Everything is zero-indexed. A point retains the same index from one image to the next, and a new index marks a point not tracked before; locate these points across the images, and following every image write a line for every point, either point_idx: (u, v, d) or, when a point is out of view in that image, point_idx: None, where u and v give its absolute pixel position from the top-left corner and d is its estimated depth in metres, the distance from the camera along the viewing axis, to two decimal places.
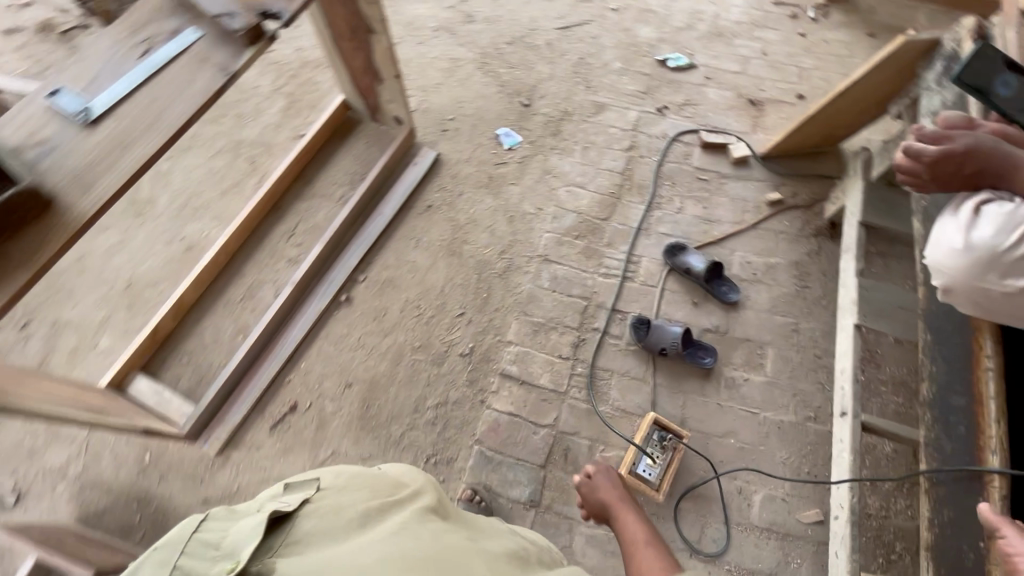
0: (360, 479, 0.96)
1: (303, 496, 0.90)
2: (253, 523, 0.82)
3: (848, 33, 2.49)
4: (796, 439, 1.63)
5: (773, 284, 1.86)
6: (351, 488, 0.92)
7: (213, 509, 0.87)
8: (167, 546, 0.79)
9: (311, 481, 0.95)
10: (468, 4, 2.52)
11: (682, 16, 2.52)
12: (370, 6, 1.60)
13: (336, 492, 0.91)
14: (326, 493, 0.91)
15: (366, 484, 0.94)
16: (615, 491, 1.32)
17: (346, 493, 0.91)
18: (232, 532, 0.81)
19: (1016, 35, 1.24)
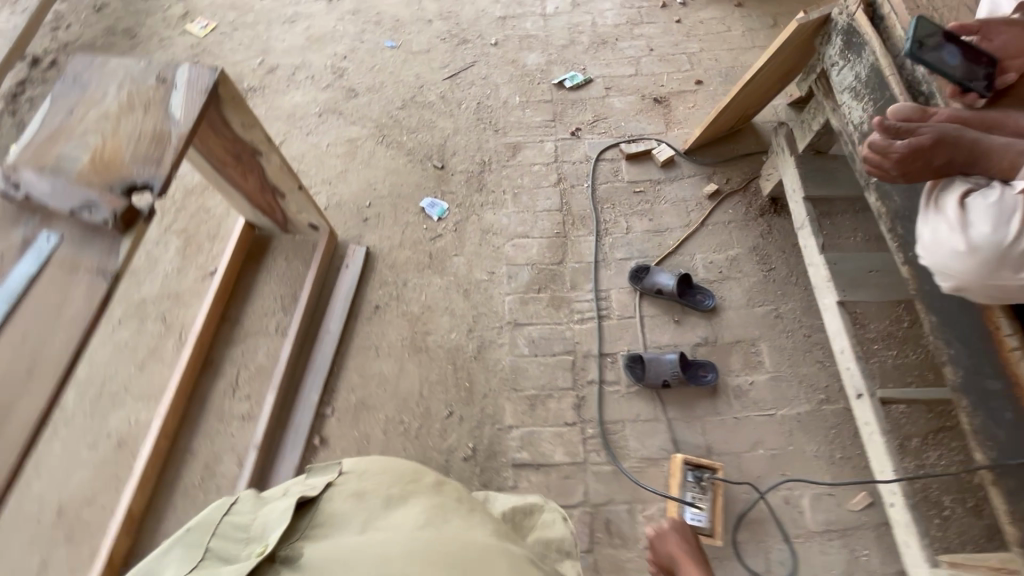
0: (382, 464, 0.97)
1: (327, 479, 0.93)
2: (279, 509, 0.87)
3: (719, 7, 2.55)
4: (819, 428, 1.60)
5: (741, 276, 1.85)
6: (373, 473, 0.94)
7: (243, 492, 0.93)
8: (199, 528, 0.85)
9: (334, 464, 0.97)
10: (346, 78, 2.37)
11: (562, 33, 2.49)
12: (248, 130, 1.42)
13: (357, 478, 0.93)
14: (347, 478, 0.93)
15: (388, 470, 0.95)
16: (684, 546, 1.22)
17: (369, 479, 0.93)
18: (260, 517, 0.87)
19: None
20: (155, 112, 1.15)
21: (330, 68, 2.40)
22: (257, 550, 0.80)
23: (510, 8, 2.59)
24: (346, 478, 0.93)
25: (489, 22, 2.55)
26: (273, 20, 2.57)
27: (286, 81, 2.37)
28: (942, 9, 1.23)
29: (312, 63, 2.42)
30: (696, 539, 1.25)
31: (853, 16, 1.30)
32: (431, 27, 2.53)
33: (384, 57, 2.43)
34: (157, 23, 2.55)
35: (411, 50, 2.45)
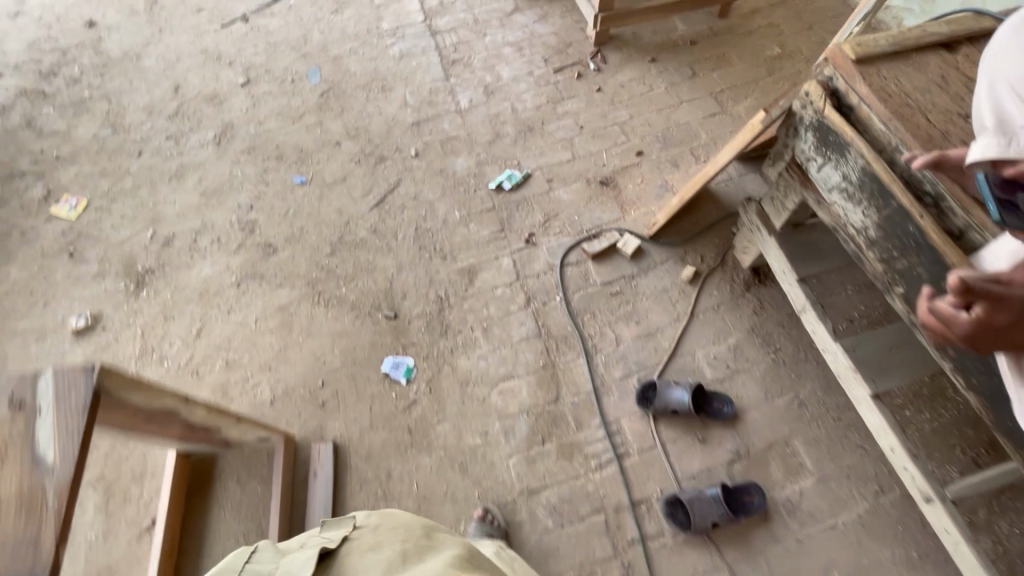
0: (394, 521, 1.03)
1: (344, 532, 0.99)
2: (303, 558, 0.91)
3: (634, 67, 2.47)
4: (886, 526, 1.45)
5: (750, 366, 1.70)
6: (387, 528, 1.00)
7: (262, 542, 0.96)
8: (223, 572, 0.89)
9: (349, 519, 1.04)
10: (259, 231, 2.07)
11: (484, 127, 2.31)
12: (171, 395, 1.12)
13: (372, 531, 0.99)
14: (363, 534, 0.98)
15: (404, 525, 1.02)
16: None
17: (384, 535, 0.98)
18: (286, 564, 0.90)
19: (866, 85, 1.15)
20: (14, 459, 0.82)
21: (238, 224, 2.10)
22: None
23: (422, 110, 2.39)
24: (361, 533, 0.99)
25: (404, 131, 2.34)
26: (157, 178, 2.23)
27: (189, 251, 2.04)
28: (913, 92, 1.14)
29: (215, 221, 2.11)
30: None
31: (821, 113, 1.19)
32: (341, 149, 2.29)
33: (298, 196, 2.16)
34: (14, 213, 2.15)
35: (326, 181, 2.20)
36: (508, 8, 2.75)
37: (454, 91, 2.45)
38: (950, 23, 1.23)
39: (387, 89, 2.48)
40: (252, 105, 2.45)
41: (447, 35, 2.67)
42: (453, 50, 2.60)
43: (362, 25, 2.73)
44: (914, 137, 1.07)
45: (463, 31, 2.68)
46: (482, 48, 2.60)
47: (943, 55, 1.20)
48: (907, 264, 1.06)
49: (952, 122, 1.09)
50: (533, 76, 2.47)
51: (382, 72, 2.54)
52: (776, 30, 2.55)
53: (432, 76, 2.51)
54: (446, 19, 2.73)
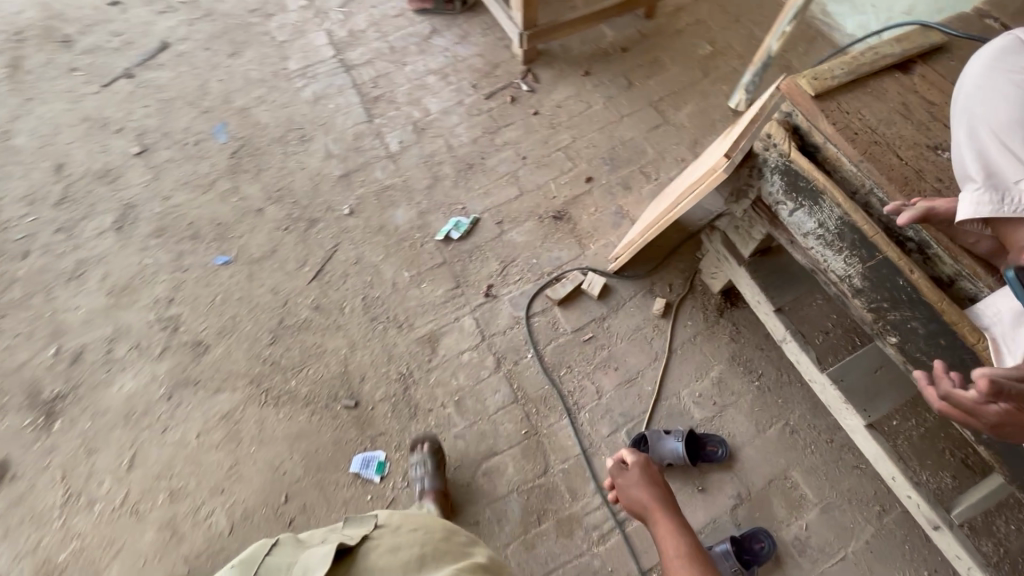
0: (414, 521, 1.02)
1: (364, 531, 0.99)
2: (319, 554, 0.94)
3: (568, 83, 2.35)
4: (894, 548, 1.43)
5: (736, 398, 1.65)
6: (406, 529, 1.00)
7: (282, 537, 1.04)
8: (248, 563, 0.99)
9: (371, 516, 1.04)
10: (185, 328, 1.84)
11: (420, 170, 2.14)
12: None
13: (391, 531, 0.99)
14: (382, 533, 0.99)
15: (423, 528, 1.00)
16: (654, 489, 1.28)
17: (402, 536, 0.98)
18: (299, 562, 0.94)
19: (830, 123, 1.08)
20: None
21: (159, 322, 1.86)
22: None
23: (349, 159, 2.18)
24: (380, 532, 1.00)
25: (333, 185, 2.13)
26: (52, 282, 1.94)
27: (105, 365, 1.78)
28: (878, 125, 1.07)
29: (132, 324, 1.85)
30: (664, 485, 1.30)
31: (788, 156, 1.10)
32: (266, 217, 2.06)
33: (223, 279, 1.93)
34: None
35: (253, 257, 1.97)
36: (425, 31, 2.55)
37: (381, 132, 2.25)
38: (899, 42, 1.16)
39: (306, 139, 2.25)
40: (154, 178, 2.17)
41: (364, 69, 2.45)
42: (373, 86, 2.39)
43: (266, 68, 2.47)
44: (889, 179, 1.00)
45: (380, 62, 2.47)
46: (404, 80, 2.41)
47: (898, 77, 1.13)
48: (900, 316, 0.99)
49: (923, 157, 1.03)
50: (464, 106, 2.30)
51: (298, 121, 2.30)
52: (704, 26, 2.48)
53: (354, 117, 2.30)
54: (359, 51, 2.51)
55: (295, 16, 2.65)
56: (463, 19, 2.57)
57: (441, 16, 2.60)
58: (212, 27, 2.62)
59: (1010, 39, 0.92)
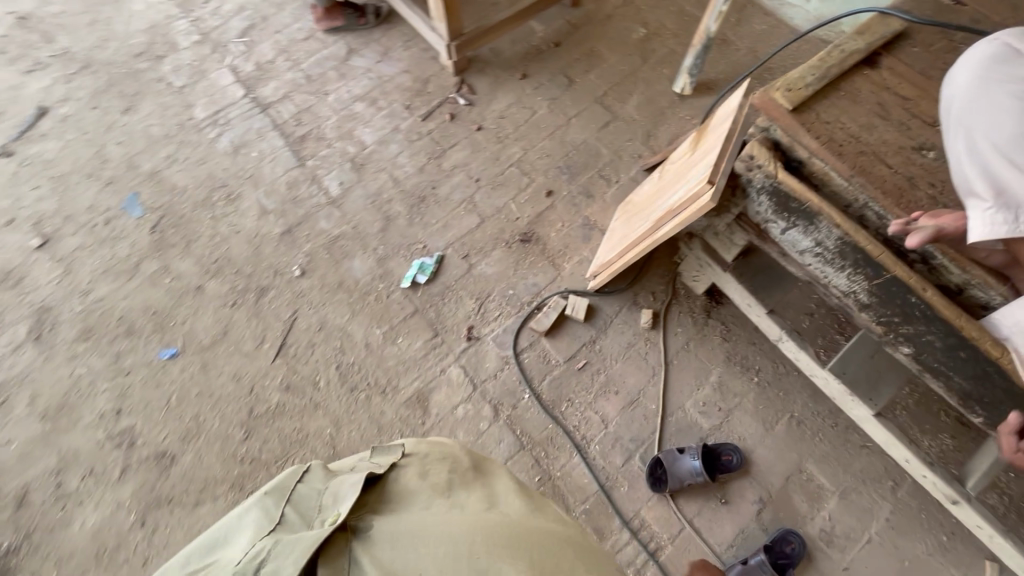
0: (445, 450, 0.97)
1: (393, 458, 0.93)
2: (350, 480, 0.86)
3: (506, 90, 2.21)
4: (912, 519, 1.48)
5: (739, 399, 1.63)
6: (435, 458, 0.93)
7: (312, 463, 0.92)
8: (274, 493, 0.87)
9: (396, 445, 0.97)
10: (143, 440, 1.64)
11: (369, 212, 1.97)
12: None
13: (420, 459, 0.93)
14: (410, 462, 0.91)
15: (451, 459, 0.94)
16: None
17: (434, 464, 0.92)
18: (329, 489, 0.85)
19: (812, 137, 1.02)
20: None
21: (110, 440, 1.65)
22: (331, 516, 0.77)
23: (288, 212, 1.99)
24: (410, 460, 0.92)
25: (276, 244, 1.94)
26: None
27: (58, 502, 1.57)
28: (859, 132, 1.02)
29: (79, 448, 1.64)
30: None
31: (775, 178, 1.04)
32: (208, 294, 1.86)
33: (175, 376, 1.73)
34: None
35: (203, 343, 1.78)
36: (341, 53, 2.33)
37: (316, 176, 2.05)
38: (862, 33, 1.11)
39: (234, 196, 2.03)
40: (66, 272, 1.91)
41: (282, 106, 2.22)
42: (296, 124, 2.17)
43: (170, 121, 2.20)
44: (883, 193, 0.96)
45: (298, 95, 2.24)
46: (329, 111, 2.20)
47: (868, 74, 1.09)
48: (913, 330, 0.97)
49: (911, 161, 0.99)
50: (401, 132, 2.13)
51: (219, 178, 2.07)
52: (633, 7, 2.38)
53: (283, 163, 2.08)
54: (272, 86, 2.27)
55: (189, 54, 2.36)
56: (380, 33, 2.36)
57: (354, 32, 2.38)
58: (93, 81, 2.30)
59: (986, 53, 0.89)
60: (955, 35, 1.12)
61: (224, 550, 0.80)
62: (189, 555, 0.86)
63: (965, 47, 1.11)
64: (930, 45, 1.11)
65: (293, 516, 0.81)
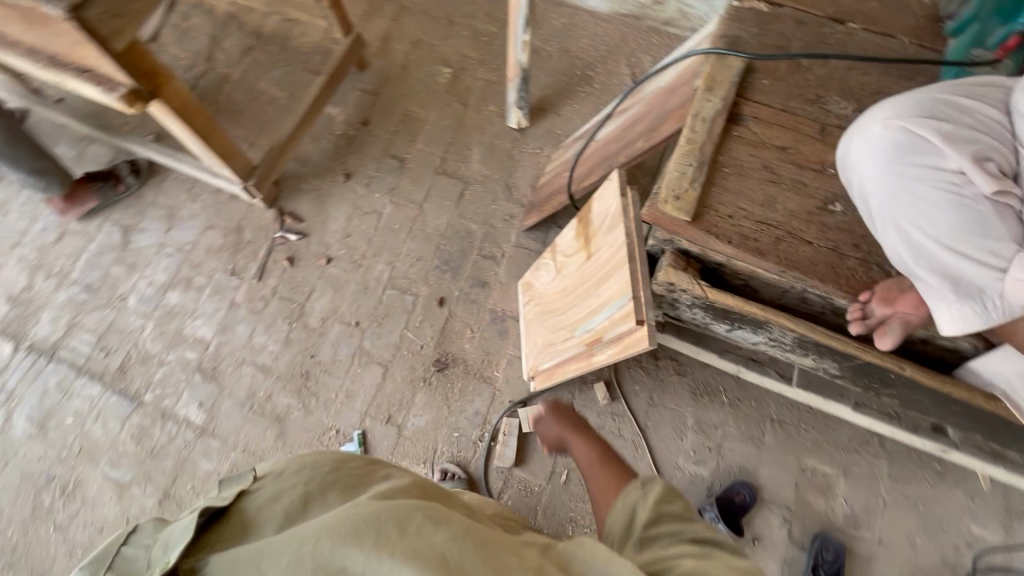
0: (314, 458, 0.76)
1: (241, 484, 0.71)
2: (181, 525, 0.64)
3: (336, 200, 1.88)
4: (907, 462, 1.55)
5: (721, 429, 1.59)
6: (296, 471, 0.73)
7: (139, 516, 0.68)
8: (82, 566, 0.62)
9: (249, 469, 0.75)
10: None
11: (253, 422, 1.61)
12: None
13: (276, 477, 0.72)
14: (267, 483, 0.71)
15: (313, 462, 0.74)
16: (569, 422, 1.18)
17: (293, 481, 0.71)
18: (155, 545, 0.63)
19: (724, 241, 0.89)
20: None
21: None
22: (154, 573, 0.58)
23: (152, 473, 1.57)
24: (263, 483, 0.71)
25: (160, 516, 1.53)
26: None
27: None
28: (764, 213, 0.91)
29: None
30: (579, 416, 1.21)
31: (706, 297, 0.91)
32: None
33: None
34: None
35: None
36: (117, 237, 1.83)
37: (166, 408, 1.63)
38: (712, 88, 0.98)
39: (72, 486, 1.56)
40: None
41: (73, 339, 1.70)
42: (104, 354, 1.69)
43: None
44: (821, 278, 0.86)
45: (88, 316, 1.73)
46: (139, 319, 1.73)
47: (739, 132, 0.96)
48: None
49: (826, 227, 0.90)
50: (241, 305, 1.74)
51: (40, 472, 1.57)
52: (425, 47, 2.11)
53: (115, 414, 1.62)
54: (46, 319, 1.73)
55: None
56: (152, 193, 1.88)
57: (118, 204, 1.87)
58: None
59: (888, 142, 0.82)
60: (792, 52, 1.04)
61: None
62: None
63: (809, 63, 1.03)
64: (776, 73, 1.02)
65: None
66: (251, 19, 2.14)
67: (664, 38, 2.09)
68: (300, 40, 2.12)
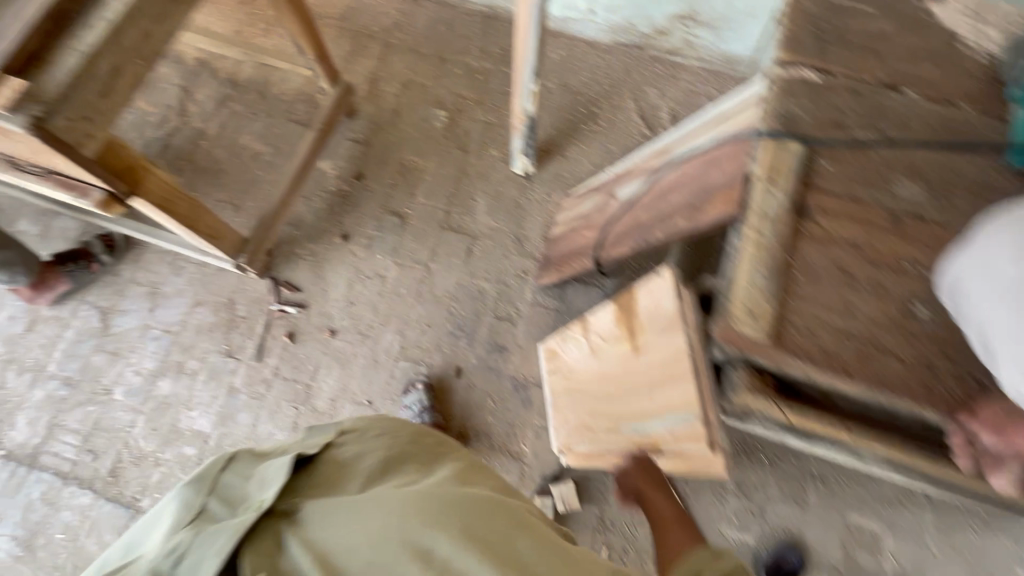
0: (388, 422, 0.87)
1: (326, 438, 0.83)
2: (278, 464, 0.75)
3: (334, 264, 1.74)
4: (952, 512, 1.50)
5: (763, 489, 1.52)
6: (374, 434, 0.84)
7: (238, 449, 0.79)
8: (191, 482, 0.74)
9: (333, 424, 0.87)
10: None
11: None
12: None
13: (357, 437, 0.83)
14: (351, 441, 0.83)
15: (393, 430, 0.85)
16: (653, 477, 0.96)
17: (373, 442, 0.83)
18: (256, 478, 0.74)
19: (805, 359, 0.81)
20: None
21: None
22: (254, 505, 0.69)
23: None
24: (347, 439, 0.83)
25: None
26: None
27: None
28: (844, 321, 0.83)
29: None
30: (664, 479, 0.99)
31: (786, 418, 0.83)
32: None
33: None
34: None
35: None
36: (96, 322, 1.66)
37: None
38: (776, 181, 0.90)
39: None
40: None
41: (56, 443, 1.54)
42: (92, 458, 1.53)
43: None
44: (914, 396, 0.79)
45: (70, 415, 1.57)
46: (129, 414, 1.57)
47: (811, 228, 0.88)
48: None
49: (913, 335, 0.82)
50: (241, 391, 1.60)
51: None
52: (416, 88, 1.98)
53: (109, 527, 1.47)
54: (23, 423, 1.56)
55: None
56: (131, 270, 1.72)
57: (93, 284, 1.70)
58: None
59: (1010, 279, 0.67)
60: (852, 128, 0.95)
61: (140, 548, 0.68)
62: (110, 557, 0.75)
63: (872, 139, 0.94)
64: (838, 153, 0.93)
65: (215, 508, 0.70)
66: (224, 65, 1.97)
67: (669, 66, 1.99)
68: (280, 86, 1.96)
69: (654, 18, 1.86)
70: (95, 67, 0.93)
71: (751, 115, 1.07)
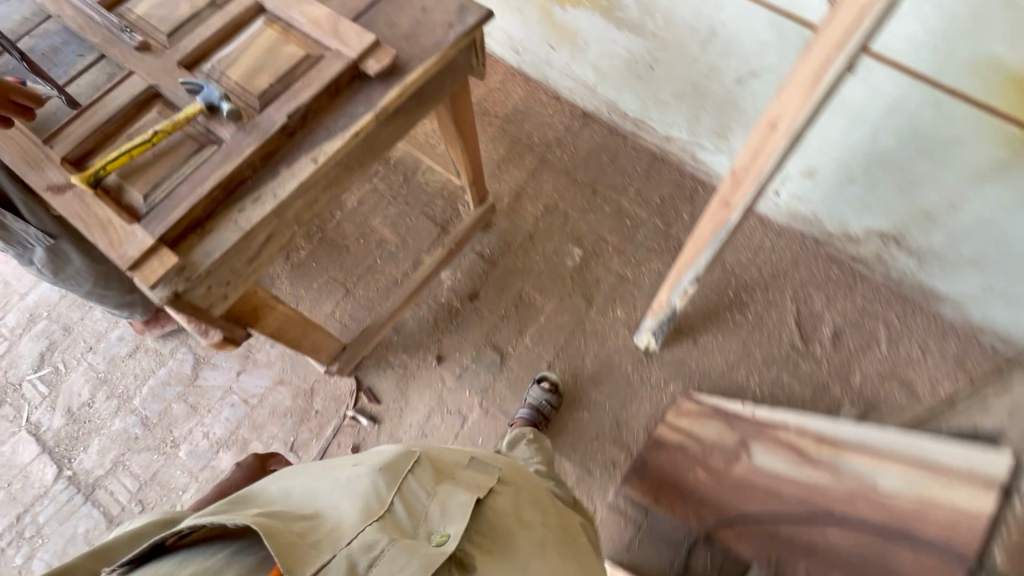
0: (530, 485, 1.01)
1: (489, 480, 0.94)
2: (462, 496, 0.87)
3: (420, 385, 1.65)
4: None
5: None
6: (523, 494, 0.96)
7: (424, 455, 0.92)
8: (384, 470, 0.87)
9: (493, 466, 0.99)
10: None
11: None
12: None
13: (512, 491, 0.95)
14: (507, 493, 0.94)
15: (536, 498, 0.99)
16: None
17: (523, 502, 0.94)
18: (440, 498, 0.86)
19: None
20: None
21: None
22: (436, 535, 0.80)
23: None
24: (502, 488, 0.95)
25: None
26: None
27: None
28: None
29: None
30: None
31: None
32: None
33: None
34: None
35: None
36: (187, 369, 1.68)
37: None
38: None
39: None
40: None
41: (114, 481, 1.57)
42: (139, 510, 1.54)
43: None
44: None
45: (135, 458, 1.59)
46: (185, 476, 1.57)
47: None
48: None
49: None
50: None
51: None
52: (559, 215, 1.85)
53: None
54: (94, 450, 1.60)
55: None
56: None
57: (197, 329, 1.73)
58: None
59: None
60: None
61: (327, 508, 0.81)
62: (282, 482, 0.88)
63: None
64: None
65: (399, 512, 0.82)
66: None
67: (846, 273, 1.72)
68: (426, 176, 1.91)
69: (847, 223, 1.61)
70: (249, 240, 0.87)
71: (989, 502, 0.83)
